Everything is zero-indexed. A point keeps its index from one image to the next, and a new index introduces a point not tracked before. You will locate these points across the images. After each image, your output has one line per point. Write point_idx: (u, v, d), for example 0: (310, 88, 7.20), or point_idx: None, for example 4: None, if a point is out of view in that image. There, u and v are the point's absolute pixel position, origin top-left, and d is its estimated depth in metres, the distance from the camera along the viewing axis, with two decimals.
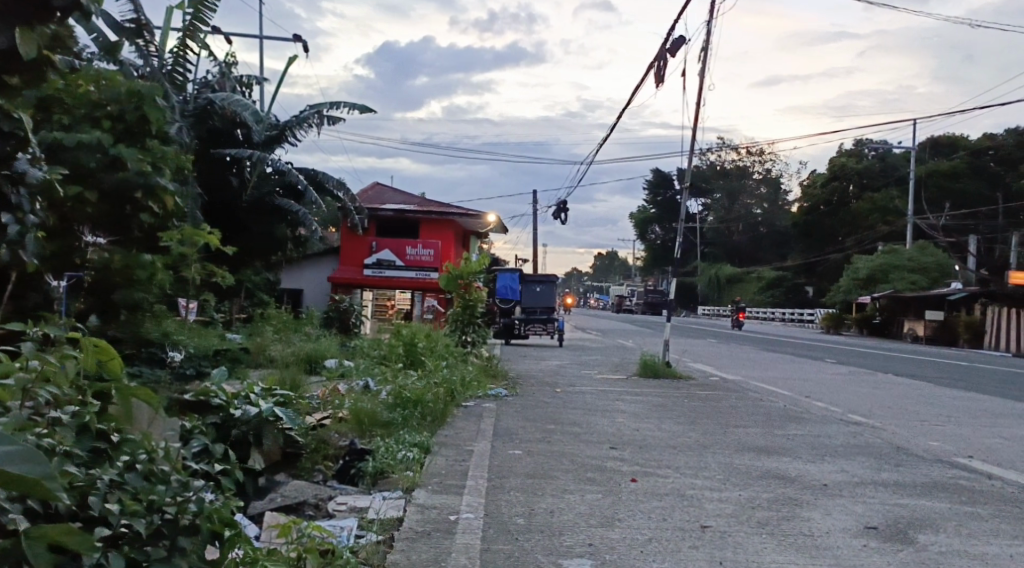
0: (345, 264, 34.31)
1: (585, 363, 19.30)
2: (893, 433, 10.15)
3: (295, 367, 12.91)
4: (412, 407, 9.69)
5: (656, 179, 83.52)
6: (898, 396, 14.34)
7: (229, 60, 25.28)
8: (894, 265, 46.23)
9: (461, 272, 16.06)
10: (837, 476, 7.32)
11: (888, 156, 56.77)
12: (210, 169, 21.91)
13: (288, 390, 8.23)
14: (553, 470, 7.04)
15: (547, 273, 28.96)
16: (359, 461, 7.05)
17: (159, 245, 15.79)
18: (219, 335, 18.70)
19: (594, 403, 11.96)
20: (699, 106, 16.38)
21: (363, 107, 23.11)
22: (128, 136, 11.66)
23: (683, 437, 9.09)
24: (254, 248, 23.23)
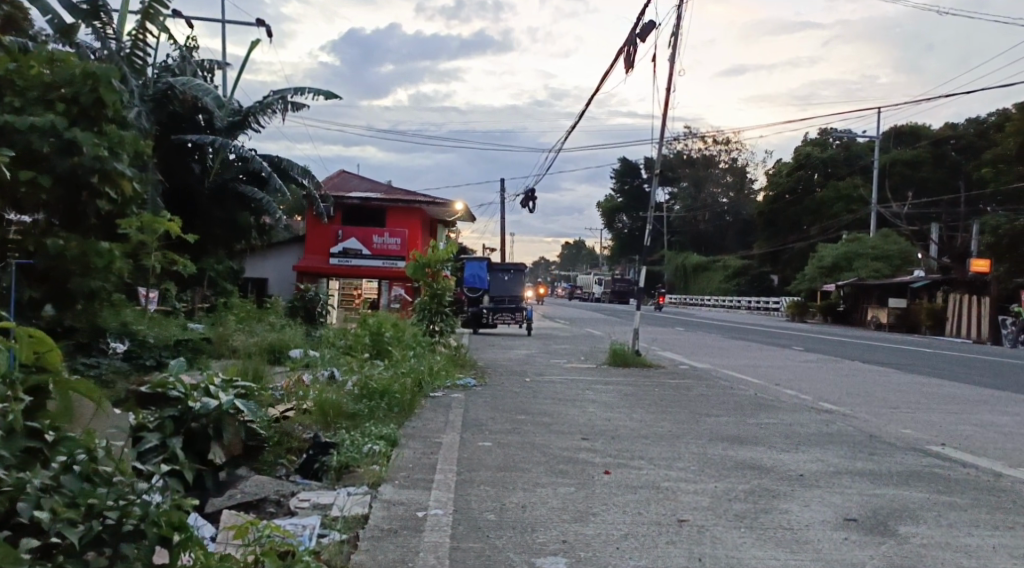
0: (311, 252, 33.84)
1: (554, 352, 19.15)
2: (865, 421, 10.10)
3: (259, 357, 12.60)
4: (378, 398, 9.45)
5: (623, 167, 83.55)
6: (866, 384, 14.35)
7: (191, 44, 24.70)
8: (858, 253, 46.66)
9: (428, 260, 15.77)
10: (812, 465, 7.20)
11: (853, 145, 57.20)
12: (171, 154, 21.37)
13: (250, 382, 7.97)
14: (524, 463, 6.84)
15: (515, 262, 28.79)
16: (323, 455, 6.77)
17: (118, 233, 15.33)
18: (180, 325, 18.29)
19: (565, 392, 11.77)
20: (668, 92, 16.21)
21: (327, 93, 22.68)
22: (83, 121, 11.37)
23: (655, 427, 8.94)
24: (216, 236, 22.70)
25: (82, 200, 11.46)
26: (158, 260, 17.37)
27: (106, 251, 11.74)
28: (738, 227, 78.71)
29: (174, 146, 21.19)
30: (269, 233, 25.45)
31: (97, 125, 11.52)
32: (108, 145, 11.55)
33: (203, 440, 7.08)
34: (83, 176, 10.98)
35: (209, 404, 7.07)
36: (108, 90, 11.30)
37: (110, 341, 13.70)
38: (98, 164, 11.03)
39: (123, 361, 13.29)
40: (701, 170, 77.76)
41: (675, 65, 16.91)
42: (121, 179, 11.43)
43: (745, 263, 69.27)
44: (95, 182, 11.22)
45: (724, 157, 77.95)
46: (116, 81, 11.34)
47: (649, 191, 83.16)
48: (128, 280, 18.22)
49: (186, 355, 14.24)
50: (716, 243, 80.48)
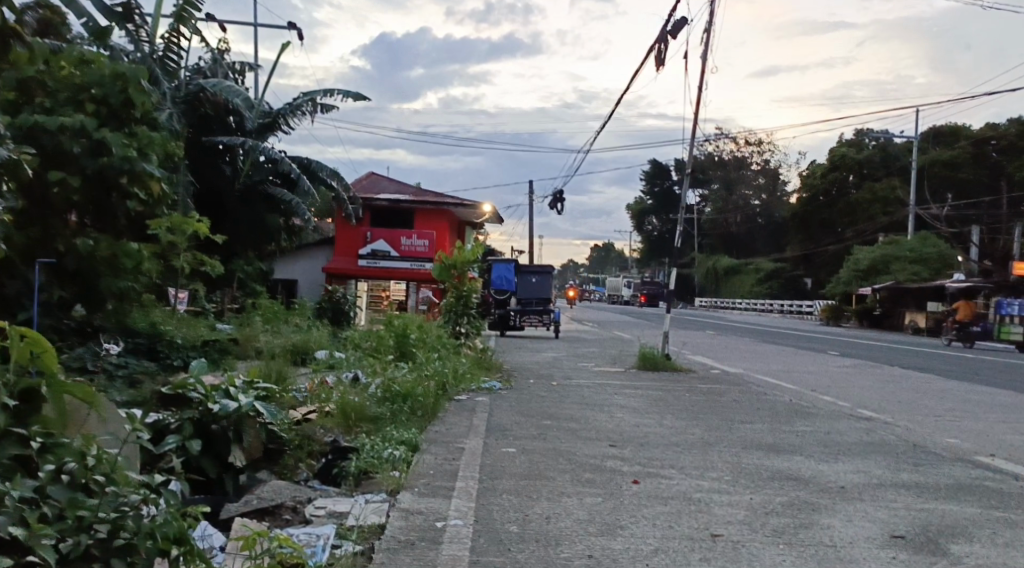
0: (340, 255, 33.82)
1: (583, 355, 18.86)
2: (905, 429, 9.73)
3: (282, 358, 12.44)
4: (401, 401, 9.25)
5: (653, 169, 82.94)
6: (906, 390, 13.97)
7: (222, 47, 24.75)
8: (895, 256, 45.85)
9: (454, 261, 15.57)
10: (854, 476, 6.89)
11: (889, 146, 56.29)
12: (202, 156, 21.40)
13: (271, 385, 7.88)
14: (550, 470, 6.58)
15: (544, 264, 28.54)
16: (341, 461, 6.57)
17: (146, 234, 15.29)
18: (209, 326, 18.26)
19: (594, 397, 11.50)
20: (700, 90, 15.88)
21: (357, 95, 22.61)
22: (113, 121, 11.31)
23: (686, 434, 8.66)
24: (246, 238, 22.67)
25: (111, 200, 11.42)
26: (187, 260, 17.36)
27: (135, 251, 11.67)
28: (770, 229, 77.84)
29: (205, 148, 21.23)
30: (298, 235, 25.41)
31: (126, 126, 11.49)
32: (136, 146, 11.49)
33: (223, 443, 7.03)
34: (112, 176, 10.93)
35: (229, 406, 7.03)
36: (137, 91, 11.26)
37: (137, 341, 13.67)
38: (127, 164, 10.97)
39: (151, 361, 13.22)
40: (732, 172, 76.94)
41: (707, 62, 16.57)
42: (149, 179, 11.36)
43: (778, 265, 68.48)
44: (124, 182, 11.14)
45: (756, 159, 77.28)
46: (146, 81, 11.29)
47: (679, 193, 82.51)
48: (158, 282, 18.22)
49: (214, 356, 14.17)
50: (747, 245, 79.68)
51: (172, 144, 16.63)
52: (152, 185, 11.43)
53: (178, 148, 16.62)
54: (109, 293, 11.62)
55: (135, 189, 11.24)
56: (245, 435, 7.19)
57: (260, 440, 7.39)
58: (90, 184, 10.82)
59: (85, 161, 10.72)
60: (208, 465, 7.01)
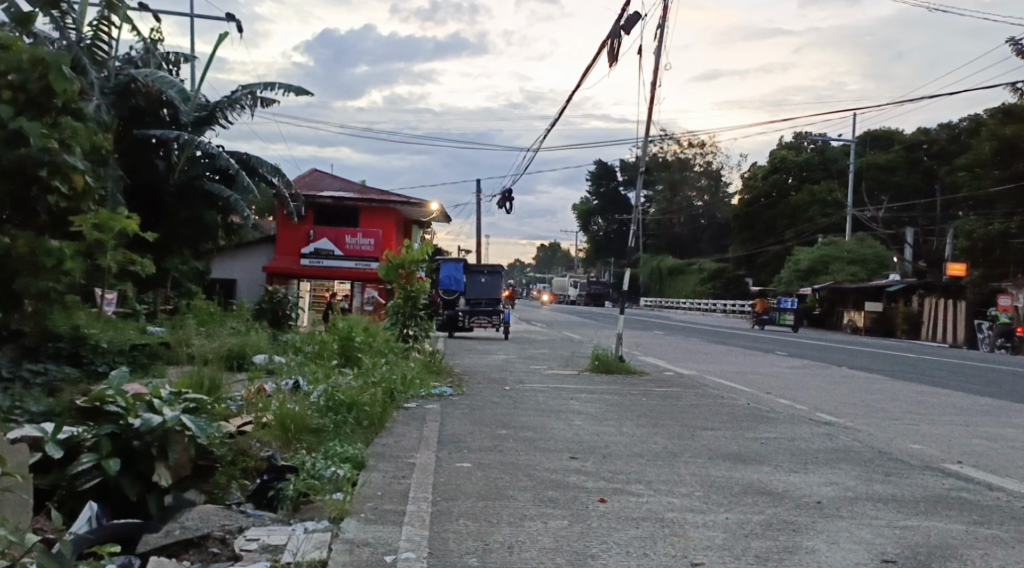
0: (281, 254, 32.86)
1: (532, 357, 18.38)
2: (868, 435, 9.40)
3: (217, 363, 11.70)
4: (345, 411, 8.62)
5: (598, 170, 82.95)
6: (860, 392, 13.75)
7: (156, 37, 23.74)
8: (833, 256, 46.37)
9: (401, 260, 14.99)
10: (828, 489, 6.43)
11: (828, 148, 57.03)
12: (134, 150, 20.31)
13: (201, 396, 7.27)
14: (507, 489, 6.03)
15: (492, 264, 27.93)
16: (279, 483, 5.96)
17: (70, 230, 14.46)
18: (138, 328, 17.41)
19: (548, 403, 10.97)
20: (653, 86, 15.48)
21: (298, 88, 21.81)
22: (32, 109, 10.41)
23: (648, 443, 8.17)
24: (181, 236, 21.71)
25: (31, 195, 10.59)
26: (116, 259, 16.47)
27: (57, 249, 10.83)
28: (713, 230, 78.49)
29: (137, 141, 20.25)
30: (236, 232, 24.44)
31: (47, 116, 10.64)
32: (58, 135, 10.66)
33: (145, 460, 6.46)
34: (29, 169, 10.08)
35: (151, 420, 6.51)
36: (58, 77, 10.30)
37: (59, 346, 12.91)
38: (47, 156, 10.12)
39: (72, 366, 12.46)
40: (676, 173, 77.27)
41: (659, 59, 16.19)
42: (73, 173, 10.57)
43: (720, 265, 68.99)
44: (44, 176, 10.32)
45: (699, 160, 78.04)
46: (68, 67, 10.40)
47: (624, 194, 82.87)
48: (85, 282, 17.26)
49: (142, 361, 13.41)
50: (691, 245, 80.21)
51: (100, 137, 15.77)
52: (76, 178, 10.60)
53: (105, 140, 15.72)
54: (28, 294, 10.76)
55: (57, 183, 10.41)
56: (171, 451, 6.56)
57: (189, 456, 6.72)
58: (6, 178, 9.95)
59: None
60: (127, 484, 6.36)
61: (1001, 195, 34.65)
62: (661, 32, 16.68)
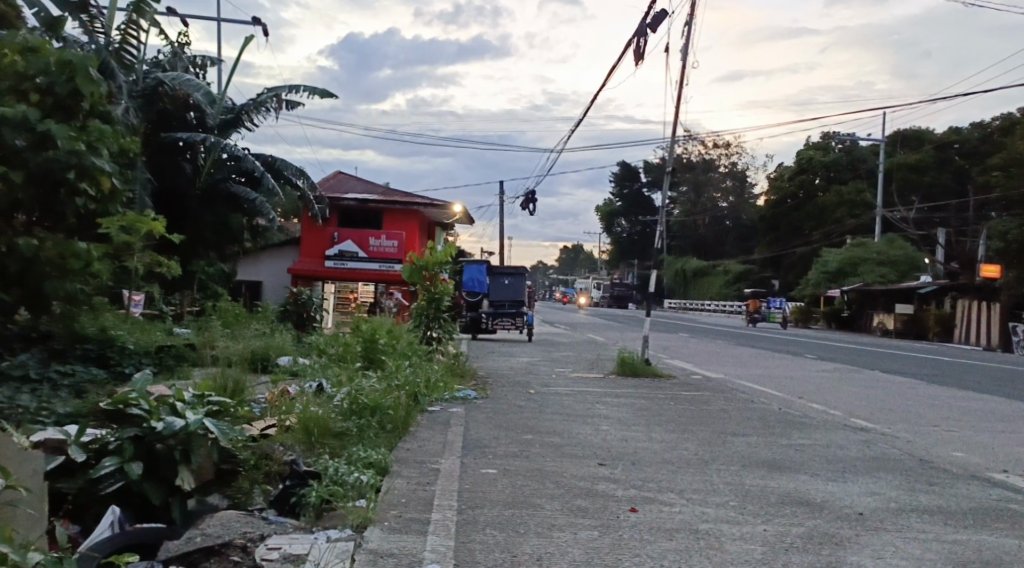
0: (306, 256, 32.89)
1: (557, 360, 18.19)
2: (906, 441, 9.12)
3: (241, 365, 11.62)
4: (368, 415, 8.46)
5: (622, 171, 82.50)
6: (894, 396, 13.44)
7: (183, 41, 23.83)
8: (862, 258, 45.79)
9: (425, 262, 14.84)
10: (868, 500, 6.20)
11: (855, 149, 56.33)
12: (161, 153, 20.35)
13: (225, 399, 7.17)
14: (535, 497, 5.86)
15: (516, 266, 27.76)
16: (302, 489, 5.83)
17: (97, 233, 14.48)
18: (165, 330, 17.42)
19: (574, 407, 10.78)
20: (680, 86, 15.25)
21: (323, 90, 21.77)
22: (60, 112, 10.38)
23: (679, 450, 7.96)
24: (206, 239, 21.73)
25: (59, 197, 10.55)
26: (142, 261, 16.48)
27: (84, 252, 10.81)
28: (738, 232, 77.87)
29: (164, 145, 20.28)
30: (261, 235, 24.45)
31: (74, 118, 10.59)
32: (85, 137, 10.61)
33: (168, 464, 6.35)
34: (57, 171, 10.04)
35: (173, 424, 6.40)
36: (85, 79, 10.26)
37: (86, 348, 12.88)
38: (74, 159, 10.12)
39: (98, 368, 12.48)
40: (700, 174, 76.74)
41: (687, 58, 15.94)
42: (99, 174, 10.52)
43: (746, 267, 68.43)
44: (71, 178, 10.29)
45: (724, 161, 77.41)
46: (95, 70, 10.36)
47: (648, 195, 82.39)
48: (112, 284, 17.29)
49: (167, 363, 13.39)
50: (716, 247, 79.60)
51: (127, 139, 15.79)
52: (103, 181, 10.58)
53: (131, 142, 15.74)
54: (55, 297, 10.77)
55: (84, 186, 10.40)
56: (194, 454, 6.45)
57: (212, 460, 6.59)
58: (35, 180, 9.94)
59: (28, 156, 9.84)
60: (150, 489, 6.26)
61: None
62: (688, 31, 16.44)
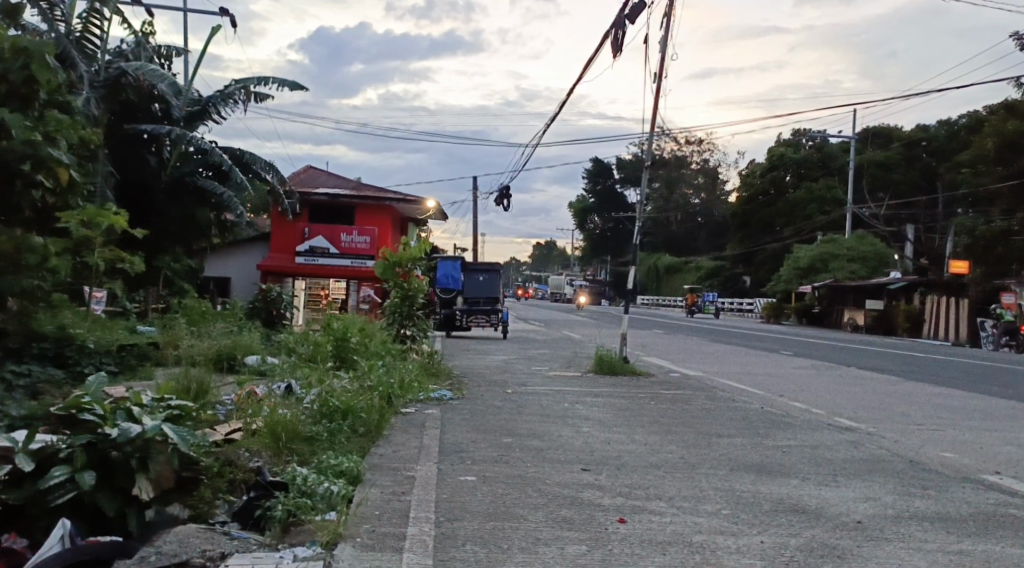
0: (276, 251, 32.30)
1: (532, 357, 17.88)
2: (894, 442, 8.87)
3: (206, 365, 11.16)
4: (340, 418, 8.06)
5: (595, 167, 82.30)
6: (874, 394, 13.23)
7: (148, 31, 23.20)
8: (833, 254, 45.98)
9: (398, 258, 14.43)
10: (866, 507, 5.90)
11: (827, 145, 56.54)
12: (124, 145, 19.84)
13: (186, 403, 6.72)
14: (517, 507, 5.51)
15: (491, 262, 27.37)
16: (267, 501, 5.44)
17: (55, 226, 13.95)
18: (127, 328, 16.89)
19: (551, 408, 10.41)
20: (658, 77, 14.93)
21: (293, 83, 21.27)
22: (13, 101, 9.85)
23: (664, 453, 7.63)
24: (173, 234, 21.06)
25: (14, 189, 10.03)
26: (103, 257, 15.94)
27: (41, 247, 10.30)
28: (710, 228, 78.04)
29: (127, 136, 19.75)
30: (229, 230, 23.91)
31: (29, 107, 10.06)
32: (41, 127, 10.05)
33: (124, 473, 5.93)
34: (11, 162, 9.55)
35: (129, 430, 6.00)
36: (41, 67, 9.72)
37: (43, 346, 12.40)
38: (30, 150, 9.63)
39: (57, 368, 11.98)
40: (672, 171, 76.73)
41: (666, 50, 15.63)
42: (58, 166, 9.99)
43: (718, 264, 68.58)
44: (27, 170, 9.79)
45: (696, 158, 77.54)
46: (52, 57, 9.84)
47: (621, 191, 82.34)
48: (74, 281, 16.73)
49: (129, 363, 12.92)
50: (689, 243, 79.73)
51: (89, 130, 15.23)
52: (61, 173, 10.11)
53: (93, 134, 15.19)
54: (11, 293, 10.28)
55: (41, 178, 9.92)
56: (152, 462, 6.02)
57: (172, 467, 6.16)
58: None
59: None
60: (104, 499, 5.82)
61: (1002, 192, 34.21)
62: (666, 22, 16.11)
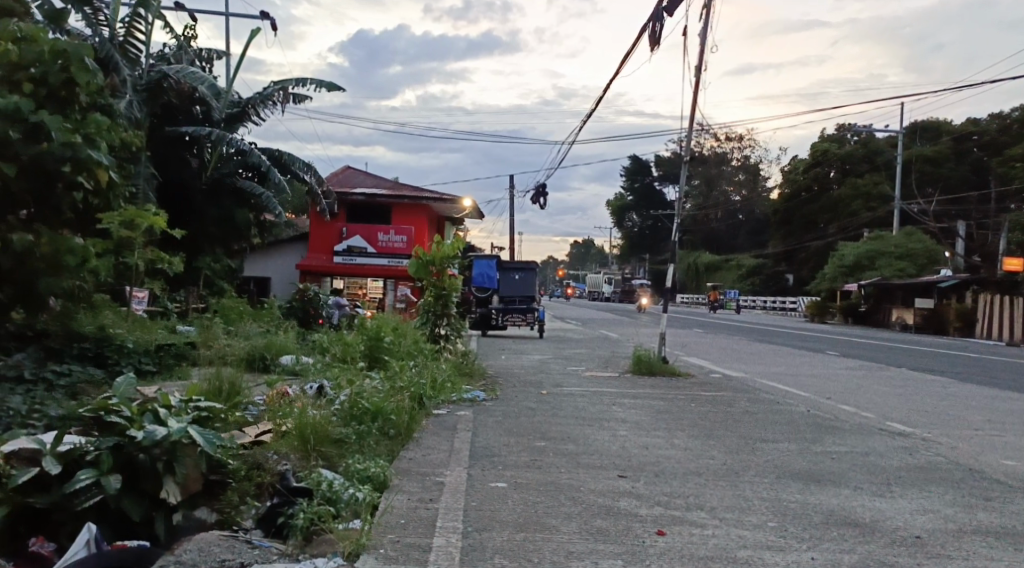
0: (314, 251, 32.36)
1: (570, 357, 17.59)
2: (949, 448, 8.47)
3: (239, 365, 11.07)
4: (369, 421, 7.87)
5: (634, 165, 81.58)
6: (926, 396, 12.78)
7: (188, 33, 23.31)
8: (880, 251, 45.10)
9: (433, 257, 14.25)
10: (922, 519, 5.57)
11: (871, 141, 55.45)
12: (166, 147, 19.84)
13: (214, 404, 6.52)
14: (550, 517, 5.26)
15: (529, 261, 27.14)
16: (289, 508, 5.25)
17: (94, 227, 13.99)
18: (167, 328, 16.91)
19: (589, 410, 10.14)
20: (699, 71, 14.58)
21: (331, 84, 21.23)
22: (52, 103, 9.82)
23: (705, 460, 7.33)
24: (213, 234, 21.12)
25: (55, 191, 9.97)
26: (143, 258, 15.97)
27: (81, 248, 10.25)
28: (751, 225, 77.11)
29: (168, 138, 19.75)
30: (267, 230, 23.95)
31: (69, 109, 10.02)
32: (81, 129, 9.99)
33: (150, 476, 5.76)
34: (51, 164, 9.52)
35: (155, 432, 5.79)
36: (80, 69, 9.66)
37: (82, 348, 12.22)
38: (69, 152, 9.58)
39: (96, 368, 11.99)
40: (713, 168, 75.84)
41: (706, 43, 15.26)
42: (97, 168, 9.92)
43: (760, 262, 67.66)
44: (67, 172, 9.75)
45: (737, 155, 76.78)
46: (91, 60, 9.77)
47: (660, 189, 81.65)
48: (114, 281, 16.80)
49: (166, 363, 12.88)
50: (728, 241, 78.93)
51: (129, 132, 15.28)
52: (101, 175, 10.07)
53: (134, 136, 15.22)
54: (53, 293, 10.26)
55: (81, 180, 9.88)
56: (178, 465, 5.83)
57: (200, 470, 5.96)
58: (28, 173, 9.45)
59: (21, 147, 9.33)
60: (130, 504, 5.65)
61: None
62: (707, 15, 15.73)
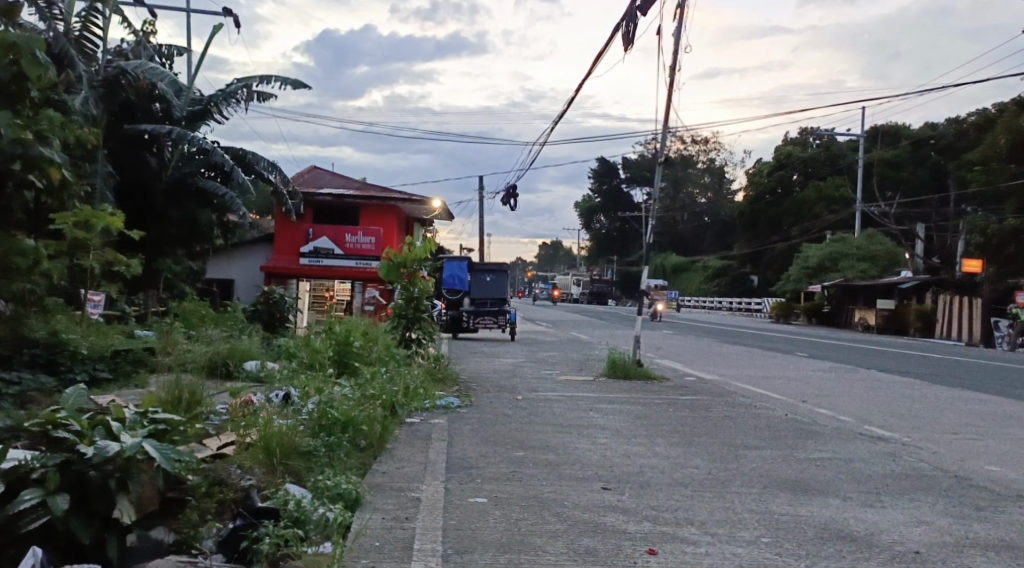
0: (280, 253, 31.81)
1: (542, 361, 17.31)
2: (932, 453, 8.29)
3: (200, 372, 10.64)
4: (339, 431, 7.49)
5: (601, 168, 81.57)
6: (900, 399, 12.62)
7: (149, 30, 22.71)
8: (843, 253, 45.43)
9: (403, 259, 13.88)
10: (919, 532, 5.34)
11: (835, 144, 55.91)
12: (125, 146, 19.19)
13: (173, 417, 6.08)
14: (531, 537, 4.94)
15: (498, 262, 26.82)
16: (253, 531, 4.88)
17: (47, 229, 13.46)
18: (125, 333, 16.34)
19: (565, 416, 9.84)
20: (672, 71, 14.39)
21: (296, 82, 20.77)
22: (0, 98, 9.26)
23: (689, 469, 7.05)
24: (173, 236, 20.47)
25: (7, 190, 9.54)
26: (100, 260, 15.42)
27: (33, 250, 9.72)
28: (717, 228, 77.53)
29: (127, 137, 19.10)
30: (230, 231, 23.34)
31: (20, 104, 9.51)
32: (32, 125, 9.50)
33: (102, 496, 5.30)
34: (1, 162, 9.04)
35: (106, 449, 5.34)
36: (31, 63, 9.04)
37: (34, 353, 11.81)
38: (20, 149, 9.07)
39: (49, 376, 11.50)
40: (679, 170, 76.11)
41: (679, 43, 15.07)
42: (50, 166, 9.44)
43: (726, 264, 67.96)
44: (17, 170, 9.26)
45: (702, 158, 77.27)
46: (43, 53, 9.16)
47: (627, 191, 81.82)
48: (69, 284, 16.18)
49: (124, 370, 12.37)
50: (695, 243, 79.29)
51: (85, 129, 14.72)
52: (55, 173, 9.61)
53: (90, 133, 14.68)
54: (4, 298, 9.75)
55: (32, 179, 9.40)
56: (133, 482, 5.38)
57: (156, 487, 5.51)
58: None
59: None
60: (79, 526, 5.19)
61: (1015, 191, 33.57)
62: (678, 15, 15.53)
